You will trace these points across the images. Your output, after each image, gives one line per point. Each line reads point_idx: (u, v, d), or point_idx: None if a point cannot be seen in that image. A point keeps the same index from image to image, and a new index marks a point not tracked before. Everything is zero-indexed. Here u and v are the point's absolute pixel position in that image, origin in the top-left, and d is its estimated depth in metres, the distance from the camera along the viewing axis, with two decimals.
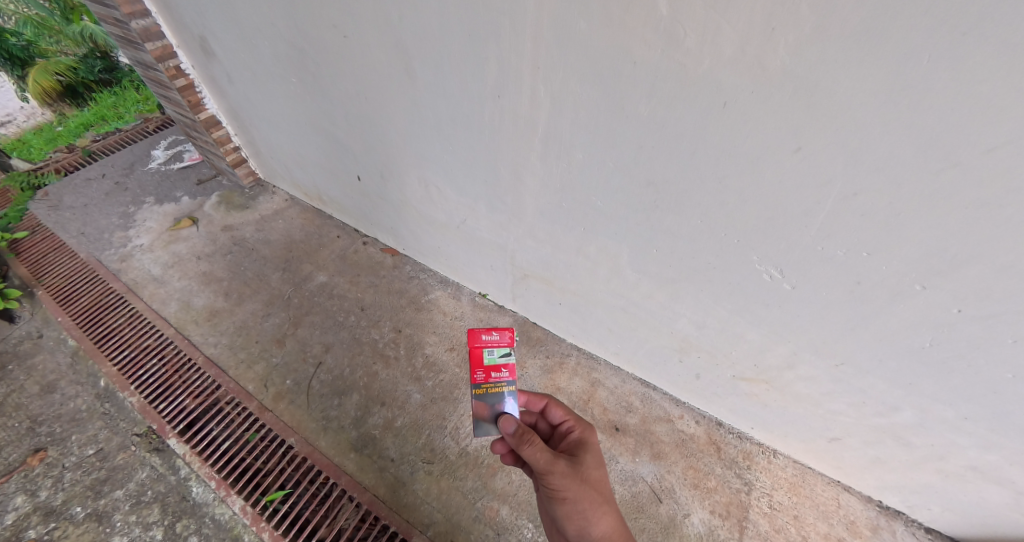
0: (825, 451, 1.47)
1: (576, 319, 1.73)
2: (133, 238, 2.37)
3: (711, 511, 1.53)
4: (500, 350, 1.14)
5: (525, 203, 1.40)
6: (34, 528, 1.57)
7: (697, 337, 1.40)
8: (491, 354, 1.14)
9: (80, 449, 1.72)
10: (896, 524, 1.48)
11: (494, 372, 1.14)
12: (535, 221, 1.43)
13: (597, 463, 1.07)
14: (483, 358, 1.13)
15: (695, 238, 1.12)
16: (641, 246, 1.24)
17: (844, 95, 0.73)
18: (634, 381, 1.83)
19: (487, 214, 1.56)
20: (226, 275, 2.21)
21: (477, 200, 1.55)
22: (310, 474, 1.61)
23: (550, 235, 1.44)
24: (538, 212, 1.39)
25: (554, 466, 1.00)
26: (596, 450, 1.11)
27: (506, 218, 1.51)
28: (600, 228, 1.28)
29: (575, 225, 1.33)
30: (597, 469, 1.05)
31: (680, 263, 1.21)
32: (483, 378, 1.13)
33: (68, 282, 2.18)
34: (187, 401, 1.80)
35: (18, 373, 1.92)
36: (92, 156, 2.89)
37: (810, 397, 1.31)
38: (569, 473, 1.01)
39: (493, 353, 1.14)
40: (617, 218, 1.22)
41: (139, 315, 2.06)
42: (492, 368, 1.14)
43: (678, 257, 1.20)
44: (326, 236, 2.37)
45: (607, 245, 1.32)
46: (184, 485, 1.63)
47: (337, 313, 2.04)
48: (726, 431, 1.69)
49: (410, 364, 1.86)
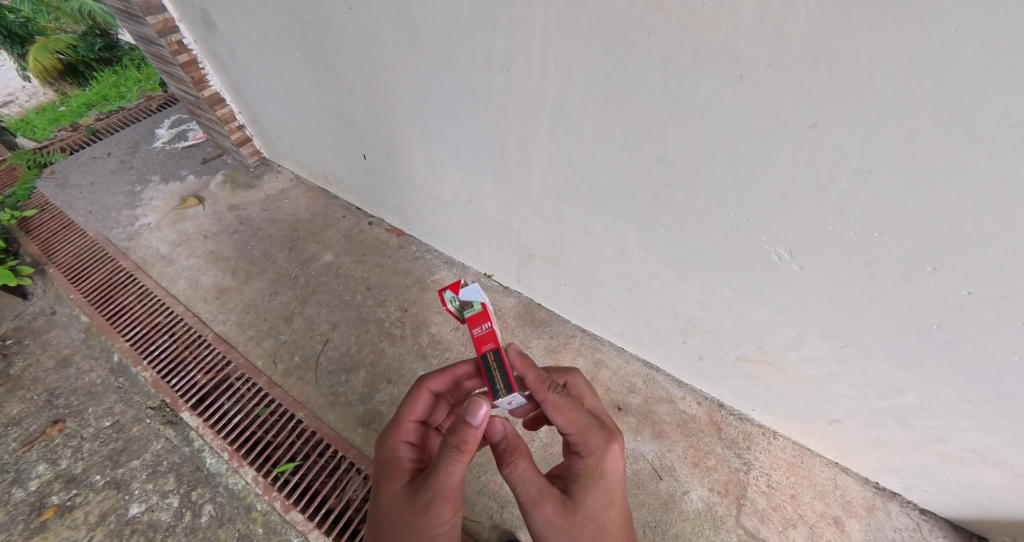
0: (824, 432, 1.49)
1: (581, 300, 1.74)
2: (140, 217, 2.38)
3: (710, 489, 1.56)
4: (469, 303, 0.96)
5: (532, 182, 1.39)
6: (57, 494, 1.64)
7: (702, 318, 1.41)
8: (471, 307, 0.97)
9: (96, 421, 1.78)
10: (892, 505, 1.51)
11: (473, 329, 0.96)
12: (541, 200, 1.43)
13: (602, 508, 0.87)
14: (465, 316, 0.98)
15: (704, 217, 1.11)
16: (648, 225, 1.24)
17: (865, 66, 0.71)
18: (637, 362, 1.84)
19: (494, 193, 1.55)
20: (233, 253, 2.22)
21: (483, 178, 1.54)
22: (319, 447, 1.65)
23: (556, 214, 1.43)
24: (544, 191, 1.39)
25: (539, 507, 0.86)
26: (605, 489, 0.89)
27: (512, 197, 1.50)
28: (608, 207, 1.28)
29: (582, 204, 1.33)
30: (600, 518, 0.86)
31: (688, 243, 1.21)
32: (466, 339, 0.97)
33: (77, 260, 2.20)
34: (198, 376, 1.85)
35: (34, 347, 1.97)
36: (96, 134, 2.89)
37: (813, 379, 1.32)
38: (553, 522, 0.85)
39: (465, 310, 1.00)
40: (625, 197, 1.21)
41: (149, 292, 2.09)
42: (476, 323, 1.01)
43: (686, 237, 1.19)
44: (331, 215, 2.37)
45: (614, 225, 1.32)
46: (197, 456, 1.68)
47: (343, 292, 2.06)
48: (727, 413, 1.72)
49: (416, 342, 1.89)
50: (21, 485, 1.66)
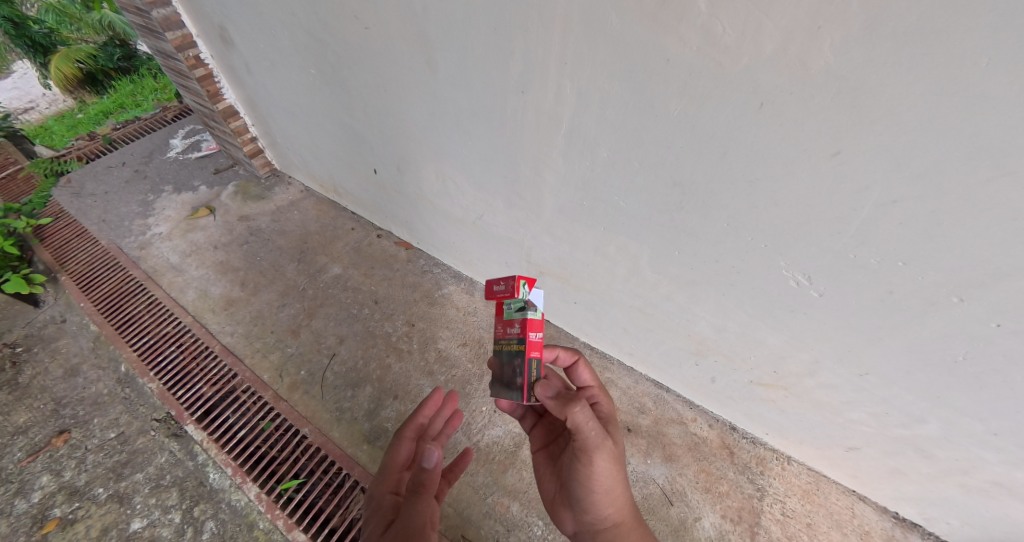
0: (839, 458, 1.45)
1: (591, 318, 1.71)
2: (152, 226, 2.39)
3: (723, 515, 1.53)
4: (514, 303, 0.95)
5: (545, 201, 1.38)
6: (59, 506, 1.66)
7: (715, 340, 1.37)
8: (509, 308, 0.97)
9: (102, 432, 1.80)
10: (911, 536, 1.47)
11: (510, 328, 0.96)
12: (552, 220, 1.42)
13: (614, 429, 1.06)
14: (503, 312, 0.99)
15: (716, 243, 1.10)
16: (662, 247, 1.22)
17: (889, 97, 0.70)
18: (647, 382, 1.82)
19: (504, 210, 1.55)
20: (242, 265, 2.22)
21: (494, 196, 1.53)
22: (324, 464, 1.66)
23: (567, 233, 1.42)
24: (556, 211, 1.38)
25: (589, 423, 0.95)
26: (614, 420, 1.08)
27: (524, 216, 1.49)
28: (619, 230, 1.27)
29: (595, 224, 1.31)
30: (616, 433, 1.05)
31: (702, 266, 1.18)
32: (502, 332, 0.99)
33: (88, 269, 2.20)
34: (205, 388, 1.84)
35: (44, 355, 1.99)
36: (112, 143, 2.92)
37: (830, 406, 1.29)
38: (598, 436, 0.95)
39: (509, 306, 0.97)
40: (639, 219, 1.20)
41: (158, 302, 2.09)
42: (508, 323, 0.97)
43: (700, 261, 1.18)
44: (340, 227, 2.37)
45: (626, 246, 1.30)
46: (201, 470, 1.69)
47: (351, 305, 2.05)
48: (739, 436, 1.68)
49: (423, 358, 1.88)
50: (24, 496, 1.69)
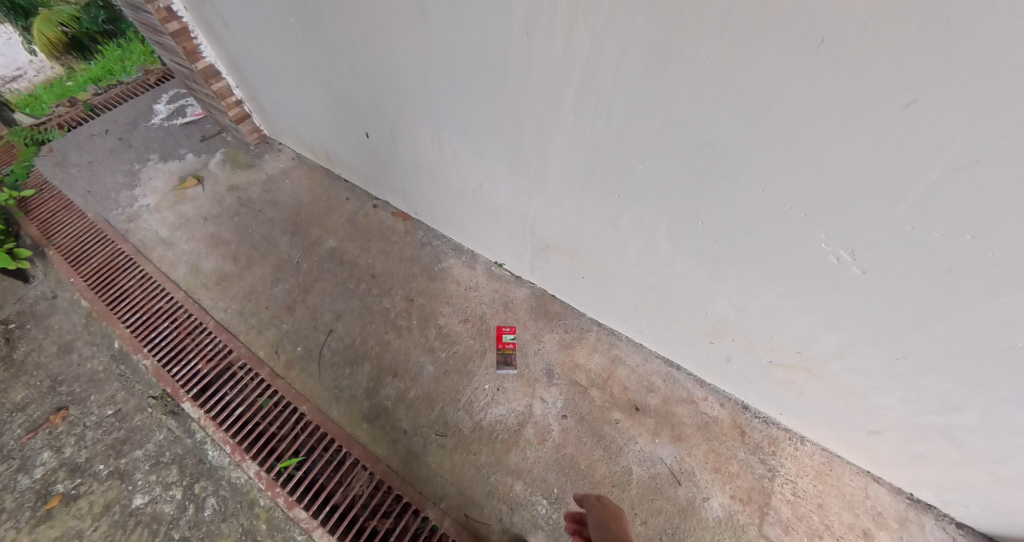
0: (857, 441, 1.39)
1: (599, 295, 1.61)
2: (139, 197, 2.28)
3: (732, 496, 1.48)
4: None
5: (552, 169, 1.25)
6: (61, 482, 1.65)
7: (734, 321, 1.27)
8: None
9: (99, 410, 1.77)
10: (925, 518, 1.41)
11: None
12: (560, 189, 1.29)
13: None
14: None
15: (745, 215, 0.99)
16: (683, 219, 1.10)
17: (987, 32, 0.55)
18: (657, 360, 1.74)
19: (507, 179, 1.42)
20: (234, 238, 2.13)
21: (496, 163, 1.40)
22: (323, 442, 1.62)
23: (575, 203, 1.30)
24: (564, 179, 1.26)
25: None
26: None
27: (529, 186, 1.37)
28: (634, 200, 1.15)
29: (608, 192, 1.19)
30: None
31: (727, 240, 1.07)
32: None
33: (76, 242, 2.12)
34: (200, 365, 1.79)
35: (37, 331, 1.94)
36: (94, 111, 2.78)
37: (855, 390, 1.21)
38: None
39: None
40: (658, 187, 1.08)
41: (149, 277, 2.01)
42: None
43: (722, 235, 1.07)
44: (334, 197, 2.25)
45: (640, 218, 1.19)
46: (200, 448, 1.66)
47: (348, 280, 1.97)
48: (751, 416, 1.62)
49: (423, 335, 1.81)
50: (26, 472, 1.68)
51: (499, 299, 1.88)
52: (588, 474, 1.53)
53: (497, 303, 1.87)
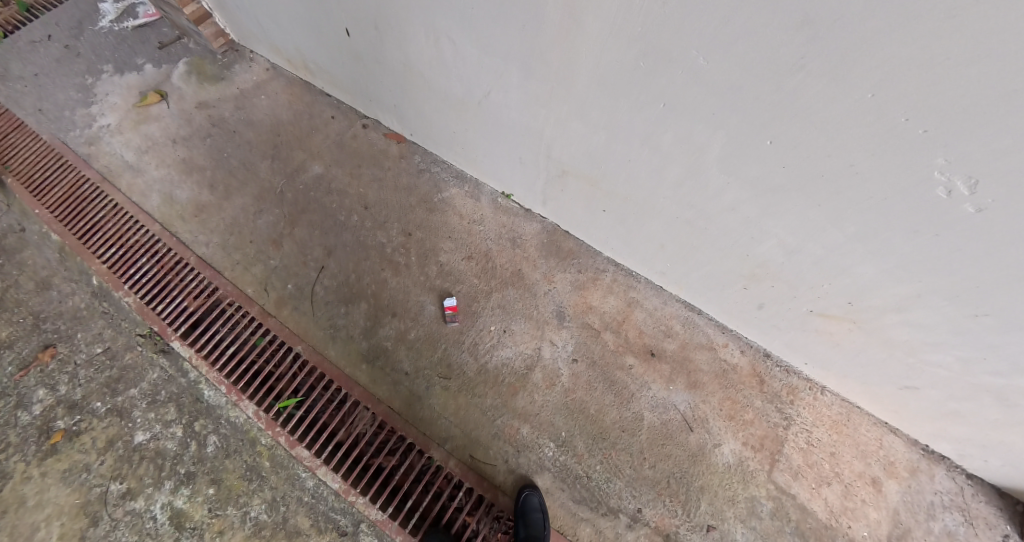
0: (886, 395, 1.31)
1: (620, 230, 1.42)
2: (98, 117, 2.02)
3: (744, 443, 1.44)
4: None
5: (577, 68, 0.98)
6: (61, 419, 1.57)
7: (778, 265, 1.11)
8: None
9: (88, 347, 1.65)
10: (937, 469, 1.39)
11: None
12: (585, 96, 1.03)
13: None
14: None
15: (840, 129, 0.71)
16: (744, 137, 0.85)
17: None
18: (677, 302, 1.60)
19: (520, 83, 1.15)
20: (208, 163, 1.91)
21: (507, 63, 1.12)
22: (323, 381, 1.55)
23: (604, 114, 1.05)
24: (591, 81, 0.99)
25: None
26: None
27: (547, 90, 1.11)
28: (682, 108, 0.89)
29: (648, 99, 0.93)
30: None
31: (798, 167, 0.83)
32: None
33: (35, 169, 1.90)
34: (186, 302, 1.67)
35: (9, 268, 1.76)
36: (30, 11, 2.30)
37: (905, 345, 1.08)
38: None
39: None
40: (718, 90, 0.80)
41: (120, 207, 1.83)
42: None
43: (795, 157, 0.81)
44: (318, 116, 1.98)
45: (687, 133, 0.94)
46: (195, 387, 1.58)
47: (338, 211, 1.78)
48: (773, 364, 1.52)
49: (423, 273, 1.66)
50: (26, 409, 1.59)
51: (506, 235, 1.69)
52: (598, 420, 1.47)
53: (503, 240, 1.69)
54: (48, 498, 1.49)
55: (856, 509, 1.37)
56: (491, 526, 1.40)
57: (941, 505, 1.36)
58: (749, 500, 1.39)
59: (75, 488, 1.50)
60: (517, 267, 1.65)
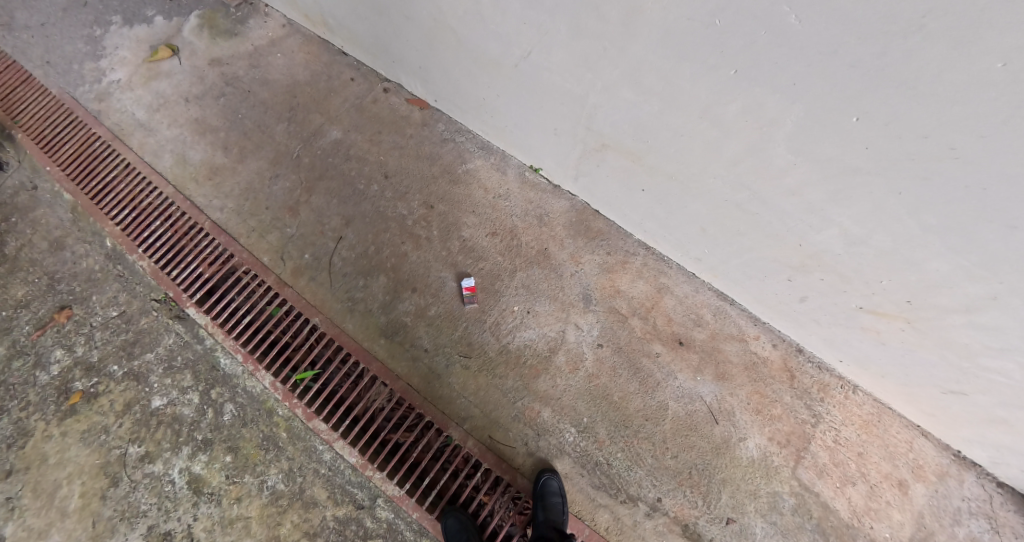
0: (927, 398, 1.24)
1: (657, 211, 1.34)
2: (107, 71, 1.93)
3: (770, 438, 1.40)
4: None
5: (639, 23, 0.87)
6: (79, 381, 1.54)
7: (834, 257, 1.03)
8: None
9: (104, 310, 1.61)
10: (967, 474, 1.34)
11: None
12: (643, 57, 0.94)
13: None
14: None
15: (953, 103, 0.62)
16: (828, 111, 0.76)
17: None
18: (709, 291, 1.52)
19: (567, 41, 1.05)
20: (223, 124, 1.83)
21: (554, 18, 1.02)
22: (340, 354, 1.52)
23: (661, 78, 0.95)
24: (653, 38, 0.88)
25: None
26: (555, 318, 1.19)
27: (598, 49, 1.00)
28: (758, 73, 0.79)
29: (718, 64, 0.83)
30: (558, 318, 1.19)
31: (886, 147, 0.74)
32: None
33: (45, 124, 1.83)
34: (201, 269, 1.63)
35: (22, 226, 1.69)
36: None
37: (963, 348, 1.00)
38: None
39: None
40: (808, 54, 0.70)
41: (132, 168, 1.77)
42: None
43: (885, 134, 0.72)
44: (336, 78, 1.87)
45: (758, 102, 0.84)
46: (211, 354, 1.55)
47: (356, 180, 1.70)
48: (805, 359, 1.45)
49: (444, 248, 1.60)
50: (43, 368, 1.56)
51: (533, 212, 1.61)
52: (621, 407, 1.42)
53: (530, 217, 1.61)
54: (68, 457, 1.47)
55: (879, 510, 1.33)
56: (507, 506, 1.39)
57: (968, 511, 1.32)
58: (771, 495, 1.36)
59: (94, 449, 1.48)
60: (543, 245, 1.58)
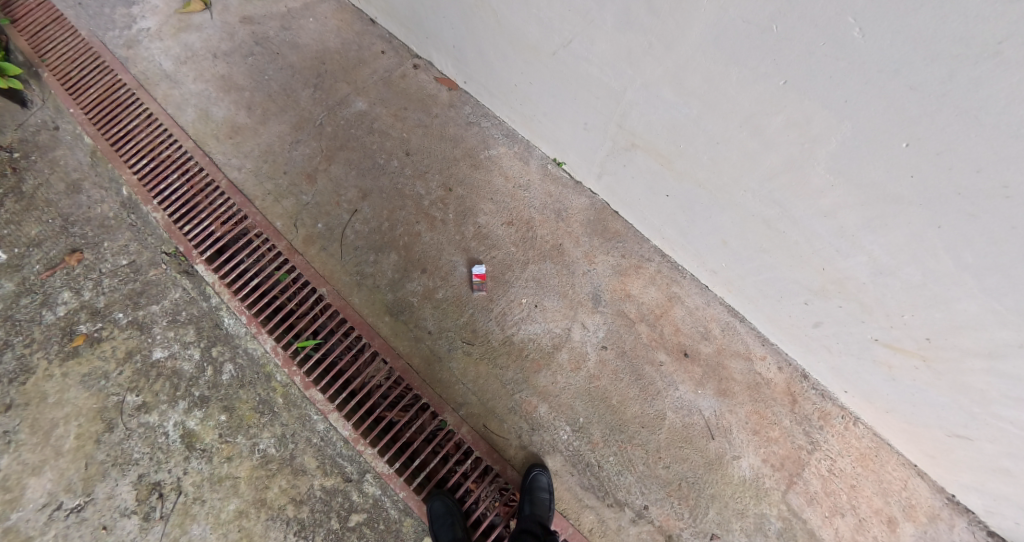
0: (931, 439, 1.22)
1: (680, 219, 1.31)
2: (138, 19, 1.91)
3: (765, 459, 1.38)
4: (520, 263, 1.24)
5: (693, 20, 0.84)
6: (84, 324, 1.55)
7: (859, 285, 1.00)
8: None
9: (114, 258, 1.61)
10: (959, 520, 1.32)
11: None
12: (691, 57, 0.90)
13: None
14: None
15: (1015, 137, 0.59)
16: (879, 134, 0.73)
17: None
18: (721, 305, 1.50)
19: (612, 33, 1.02)
20: (248, 84, 1.81)
21: (602, 7, 0.99)
22: (344, 327, 1.52)
23: (705, 82, 0.92)
24: (705, 38, 0.85)
25: None
26: None
27: (643, 45, 0.97)
28: (810, 86, 0.76)
29: (770, 72, 0.80)
30: None
31: (936, 177, 0.71)
32: None
33: (72, 66, 1.82)
34: (214, 227, 1.63)
35: (40, 165, 1.69)
36: None
37: (979, 393, 0.98)
38: None
39: None
40: (871, 71, 0.67)
41: (154, 118, 1.76)
42: None
43: (935, 164, 0.70)
44: (367, 48, 1.85)
45: (805, 116, 0.81)
46: (216, 312, 1.56)
47: (377, 154, 1.68)
48: (809, 385, 1.43)
49: (458, 232, 1.58)
50: (50, 308, 1.56)
51: (551, 206, 1.59)
52: (619, 411, 1.41)
53: (547, 210, 1.59)
54: (67, 398, 1.49)
55: None
56: (493, 496, 1.40)
57: None
58: (759, 516, 1.35)
59: (94, 393, 1.49)
60: (558, 240, 1.56)
